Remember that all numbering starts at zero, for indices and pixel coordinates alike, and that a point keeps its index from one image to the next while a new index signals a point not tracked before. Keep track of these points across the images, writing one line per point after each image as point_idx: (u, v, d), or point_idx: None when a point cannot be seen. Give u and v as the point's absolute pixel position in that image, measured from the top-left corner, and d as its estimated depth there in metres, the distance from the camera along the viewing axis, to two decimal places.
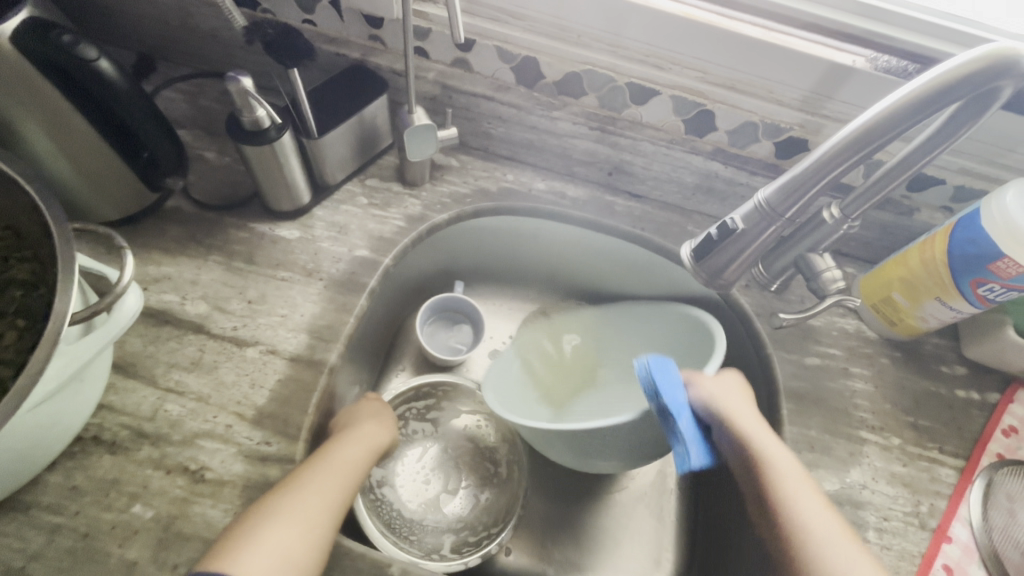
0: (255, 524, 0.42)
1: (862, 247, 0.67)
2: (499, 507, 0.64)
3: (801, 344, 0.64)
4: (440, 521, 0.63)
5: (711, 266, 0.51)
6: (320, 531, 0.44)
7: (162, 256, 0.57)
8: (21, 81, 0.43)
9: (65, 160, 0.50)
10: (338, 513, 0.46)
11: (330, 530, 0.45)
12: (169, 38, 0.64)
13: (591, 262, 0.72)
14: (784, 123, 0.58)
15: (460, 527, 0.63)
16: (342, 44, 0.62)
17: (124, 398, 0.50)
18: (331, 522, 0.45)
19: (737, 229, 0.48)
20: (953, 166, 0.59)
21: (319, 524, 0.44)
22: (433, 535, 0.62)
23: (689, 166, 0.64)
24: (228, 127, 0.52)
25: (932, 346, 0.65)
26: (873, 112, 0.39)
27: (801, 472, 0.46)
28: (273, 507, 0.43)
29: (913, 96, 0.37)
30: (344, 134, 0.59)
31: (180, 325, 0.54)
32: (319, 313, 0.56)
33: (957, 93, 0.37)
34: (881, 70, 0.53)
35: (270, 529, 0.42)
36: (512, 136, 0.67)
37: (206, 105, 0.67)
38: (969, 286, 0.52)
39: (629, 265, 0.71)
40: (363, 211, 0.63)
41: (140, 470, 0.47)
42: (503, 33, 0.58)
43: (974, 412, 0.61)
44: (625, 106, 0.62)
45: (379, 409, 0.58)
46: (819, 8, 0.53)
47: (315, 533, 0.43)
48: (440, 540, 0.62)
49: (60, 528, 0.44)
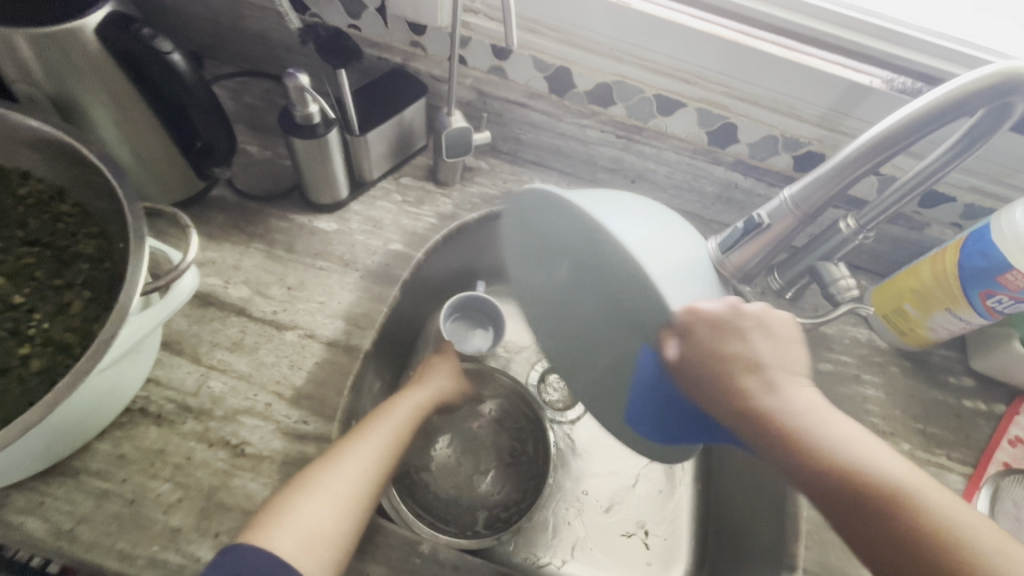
0: (302, 491, 0.45)
1: (873, 259, 0.70)
2: (528, 485, 0.65)
3: (815, 350, 0.66)
4: (474, 499, 0.64)
5: (736, 264, 0.50)
6: (363, 497, 0.47)
7: (207, 242, 0.59)
8: (97, 69, 0.46)
9: (126, 146, 0.53)
10: (377, 477, 0.49)
11: (371, 495, 0.48)
12: (218, 38, 0.68)
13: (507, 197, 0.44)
14: (803, 138, 0.62)
15: (490, 504, 0.64)
16: (385, 49, 0.65)
17: (170, 373, 0.52)
18: (373, 484, 0.49)
19: (763, 224, 0.49)
20: (963, 184, 0.62)
21: (358, 491, 0.47)
22: (468, 511, 0.63)
23: (710, 176, 0.67)
24: (280, 120, 0.55)
25: (940, 357, 0.67)
26: (896, 118, 0.41)
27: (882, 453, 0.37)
28: (316, 477, 0.46)
29: (929, 107, 0.40)
30: (384, 133, 0.62)
31: (223, 307, 0.56)
32: (354, 301, 0.59)
33: (966, 108, 0.40)
34: (897, 90, 0.56)
35: (311, 497, 0.45)
36: (541, 142, 0.70)
37: (249, 101, 0.70)
38: (979, 298, 0.54)
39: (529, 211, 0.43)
40: (397, 208, 0.66)
41: (184, 443, 0.49)
42: (539, 44, 0.62)
43: (981, 422, 0.63)
44: (650, 117, 0.65)
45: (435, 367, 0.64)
46: (840, 30, 0.56)
47: (359, 500, 0.47)
48: (475, 516, 0.63)
49: (109, 493, 0.46)
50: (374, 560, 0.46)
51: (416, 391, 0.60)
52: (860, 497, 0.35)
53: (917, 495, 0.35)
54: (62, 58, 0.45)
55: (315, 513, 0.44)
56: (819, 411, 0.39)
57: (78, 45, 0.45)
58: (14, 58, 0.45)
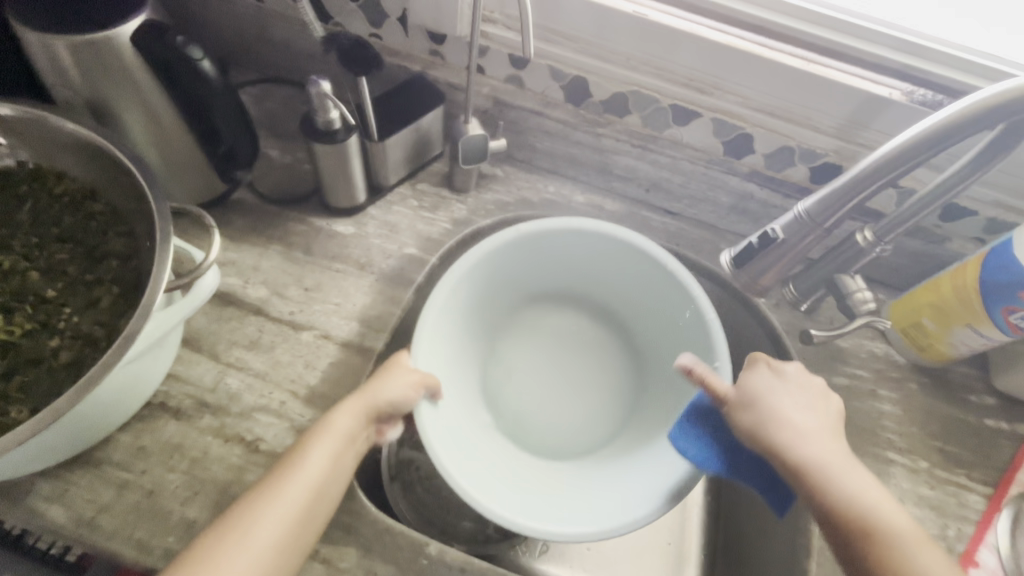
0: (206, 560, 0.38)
1: (891, 273, 0.69)
2: None
3: (829, 363, 0.65)
4: None
5: (749, 276, 0.55)
6: (282, 559, 0.40)
7: (229, 243, 0.61)
8: (128, 72, 0.48)
9: (155, 149, 0.55)
10: (296, 535, 0.41)
11: (288, 558, 0.41)
12: (245, 46, 0.70)
13: (534, 246, 0.61)
14: (820, 149, 0.61)
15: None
16: (405, 57, 0.67)
17: (189, 368, 0.54)
18: (289, 543, 0.41)
19: (777, 238, 0.50)
20: (985, 198, 0.61)
21: (273, 556, 0.40)
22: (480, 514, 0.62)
23: (725, 186, 0.67)
24: (303, 126, 0.56)
25: (961, 375, 0.66)
26: (916, 131, 0.41)
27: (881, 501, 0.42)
28: (222, 541, 0.39)
29: (950, 119, 0.40)
30: (403, 139, 0.63)
31: (241, 306, 0.58)
32: (369, 303, 0.60)
33: (990, 119, 0.40)
34: (916, 102, 0.55)
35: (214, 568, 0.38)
36: (556, 150, 0.71)
37: (272, 107, 0.71)
38: (1002, 313, 0.53)
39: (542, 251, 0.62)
40: (413, 213, 0.67)
41: (201, 437, 0.50)
42: (557, 53, 0.62)
43: (1002, 442, 0.62)
44: (666, 126, 0.65)
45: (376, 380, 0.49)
46: (861, 43, 0.56)
47: (268, 564, 0.40)
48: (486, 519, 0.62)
49: (129, 484, 0.47)
50: (382, 559, 0.47)
51: (350, 407, 0.48)
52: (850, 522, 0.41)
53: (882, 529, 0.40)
54: (96, 64, 0.47)
55: (229, 573, 0.38)
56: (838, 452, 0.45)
57: (112, 51, 0.47)
58: (53, 63, 0.47)
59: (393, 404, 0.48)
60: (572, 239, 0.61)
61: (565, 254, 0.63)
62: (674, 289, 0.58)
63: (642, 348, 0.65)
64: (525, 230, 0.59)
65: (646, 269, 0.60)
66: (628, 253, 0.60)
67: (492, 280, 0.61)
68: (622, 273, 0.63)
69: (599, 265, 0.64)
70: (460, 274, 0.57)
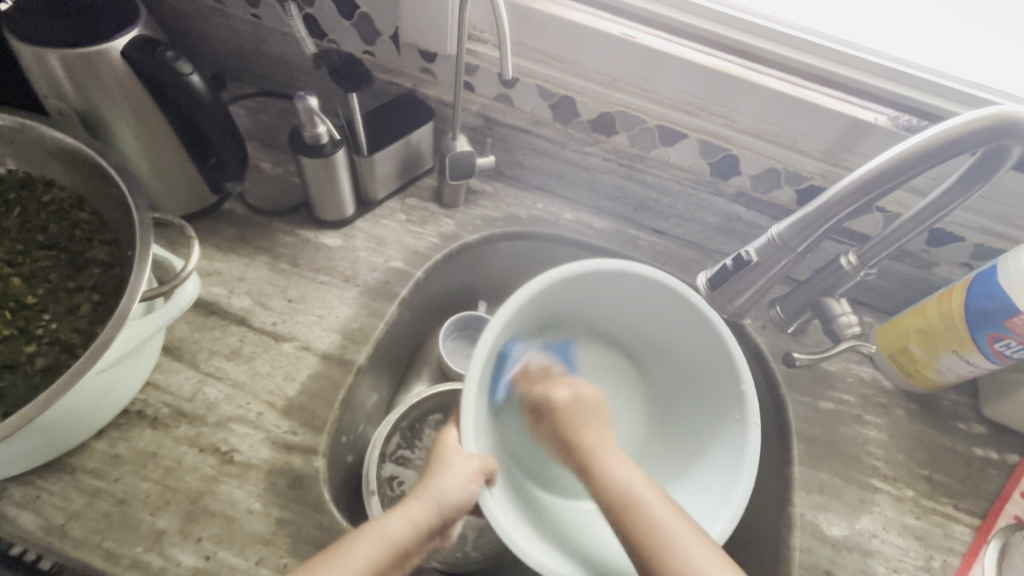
0: None
1: (880, 297, 0.69)
2: None
3: (815, 387, 0.65)
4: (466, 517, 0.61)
5: (723, 297, 0.56)
6: None
7: (215, 252, 0.62)
8: (121, 85, 0.50)
9: (146, 160, 0.56)
10: None
11: None
12: (242, 60, 0.71)
13: (547, 293, 0.55)
14: (806, 172, 0.61)
15: (481, 522, 0.61)
16: (397, 74, 0.68)
17: (168, 377, 0.54)
18: None
19: (751, 261, 0.51)
20: (972, 225, 0.61)
21: None
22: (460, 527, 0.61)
23: (712, 207, 0.67)
24: (291, 140, 0.57)
25: (950, 402, 0.65)
26: (884, 159, 0.41)
27: (645, 482, 0.45)
28: None
29: (918, 148, 0.39)
30: (392, 154, 0.64)
31: (224, 316, 0.58)
32: (352, 316, 0.60)
33: (961, 148, 0.39)
34: (903, 127, 0.56)
35: None
36: (545, 167, 0.71)
37: (266, 120, 0.72)
38: (987, 340, 0.52)
39: (553, 295, 0.55)
40: (401, 227, 0.67)
41: (176, 447, 0.50)
42: (544, 73, 0.63)
43: (992, 472, 0.61)
44: (653, 146, 0.66)
45: (444, 474, 0.45)
46: (844, 69, 0.56)
47: None
48: (465, 533, 0.60)
49: (101, 492, 0.48)
50: None
51: (414, 507, 0.44)
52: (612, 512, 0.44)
53: (633, 501, 0.43)
54: (89, 77, 0.49)
55: None
56: (608, 450, 0.50)
57: (105, 64, 0.48)
58: (48, 76, 0.49)
59: (457, 503, 0.44)
60: (605, 278, 0.55)
61: (589, 293, 0.58)
62: (699, 328, 0.54)
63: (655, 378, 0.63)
64: (557, 276, 0.53)
65: (675, 310, 0.55)
66: (650, 289, 0.55)
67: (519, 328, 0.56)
68: (639, 307, 0.58)
69: (620, 299, 0.58)
70: (497, 326, 0.51)
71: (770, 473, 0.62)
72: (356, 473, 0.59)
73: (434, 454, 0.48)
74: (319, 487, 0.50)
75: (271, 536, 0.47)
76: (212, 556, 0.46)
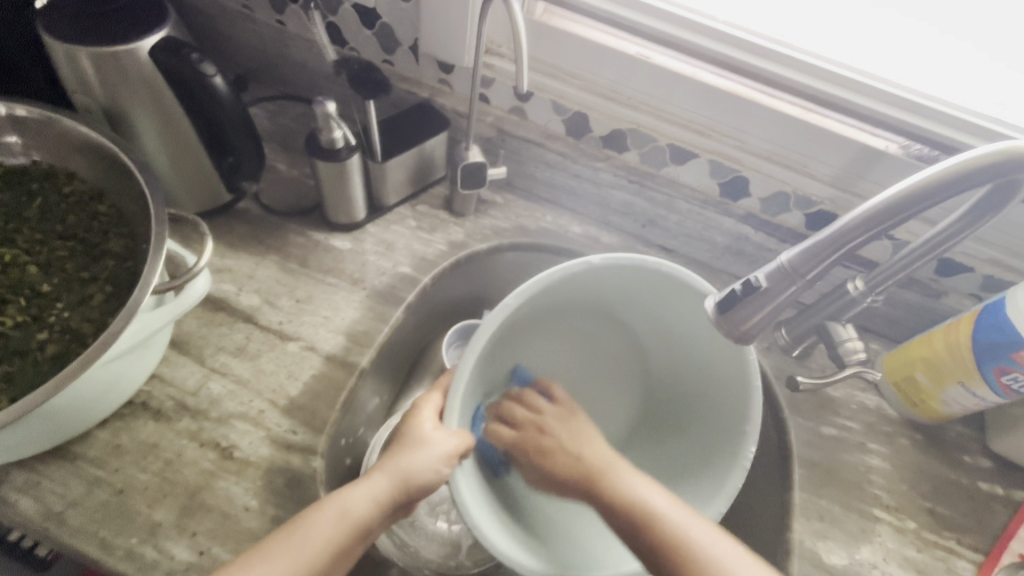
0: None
1: (887, 324, 0.69)
2: None
3: (819, 412, 0.64)
4: (460, 527, 0.61)
5: (737, 325, 0.45)
6: None
7: (227, 250, 0.63)
8: (147, 84, 0.51)
9: (165, 157, 0.57)
10: None
11: None
12: (265, 63, 0.73)
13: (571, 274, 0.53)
14: (815, 196, 0.62)
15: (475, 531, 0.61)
16: (415, 84, 0.69)
17: (173, 370, 0.55)
18: None
19: (761, 288, 0.44)
20: (980, 255, 0.61)
21: None
22: (453, 537, 0.60)
23: (720, 227, 0.68)
24: (307, 144, 0.58)
25: (956, 434, 0.64)
26: (908, 182, 0.38)
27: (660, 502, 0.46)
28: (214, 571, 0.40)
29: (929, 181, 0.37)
30: (405, 162, 0.65)
31: (232, 313, 0.59)
32: (358, 318, 0.60)
33: (969, 183, 0.38)
34: (914, 156, 0.57)
35: None
36: (555, 181, 0.72)
37: (284, 123, 0.73)
38: (994, 373, 0.52)
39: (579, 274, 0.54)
40: (411, 233, 0.68)
41: (177, 440, 0.51)
42: (558, 88, 0.64)
43: (997, 507, 0.60)
44: (664, 164, 0.66)
45: (412, 450, 0.47)
46: (858, 96, 0.57)
47: None
48: (459, 542, 0.60)
49: (100, 481, 0.48)
50: None
51: (385, 479, 0.47)
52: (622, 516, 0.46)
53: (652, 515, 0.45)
54: (116, 74, 0.50)
55: None
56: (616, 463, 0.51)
57: (133, 62, 0.50)
58: (77, 71, 0.50)
59: (422, 481, 0.46)
60: (634, 271, 0.54)
61: (618, 284, 0.57)
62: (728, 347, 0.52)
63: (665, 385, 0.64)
64: (597, 263, 0.51)
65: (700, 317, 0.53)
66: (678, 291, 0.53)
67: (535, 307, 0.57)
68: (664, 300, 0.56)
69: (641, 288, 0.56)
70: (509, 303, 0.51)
71: (769, 497, 0.62)
72: (353, 476, 0.59)
73: (410, 424, 0.50)
74: (315, 488, 0.50)
75: (266, 534, 0.47)
76: (206, 551, 0.46)
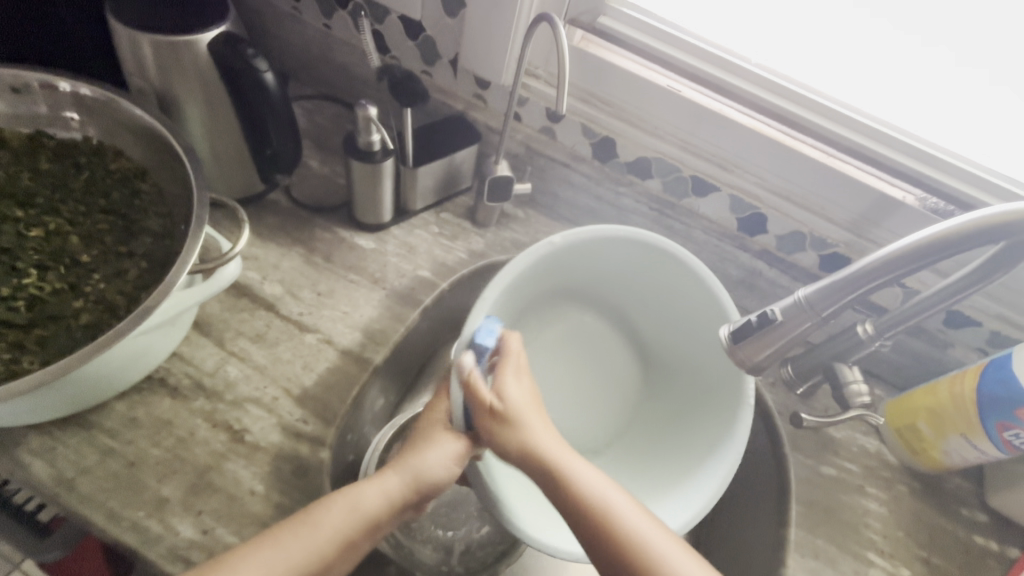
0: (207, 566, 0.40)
1: (892, 370, 0.69)
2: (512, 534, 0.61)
3: (819, 451, 0.65)
4: (455, 534, 0.61)
5: (751, 355, 0.47)
6: None
7: (255, 239, 0.64)
8: (202, 74, 0.54)
9: (208, 144, 0.59)
10: None
11: None
12: (308, 63, 0.75)
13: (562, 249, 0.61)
14: (830, 239, 0.63)
15: (471, 539, 0.60)
16: (451, 96, 0.71)
17: (193, 350, 0.56)
18: None
19: (776, 321, 0.45)
20: (989, 311, 0.62)
21: None
22: (448, 543, 0.60)
23: (735, 261, 0.70)
24: (345, 144, 0.60)
25: (955, 486, 0.64)
26: (918, 237, 0.39)
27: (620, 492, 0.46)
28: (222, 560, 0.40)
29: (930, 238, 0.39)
30: (435, 170, 0.67)
31: (254, 300, 0.60)
32: (375, 316, 0.62)
33: (969, 244, 0.39)
34: (929, 209, 0.58)
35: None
36: (578, 201, 0.74)
37: (320, 121, 0.76)
38: (996, 428, 0.52)
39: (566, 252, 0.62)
40: (433, 239, 0.70)
41: (191, 418, 0.52)
42: (589, 113, 0.66)
43: (991, 562, 0.60)
44: (685, 195, 0.68)
45: (422, 446, 0.49)
46: (879, 146, 0.59)
47: None
48: (454, 548, 0.60)
49: (113, 452, 0.49)
50: None
51: (392, 475, 0.47)
52: (581, 519, 0.44)
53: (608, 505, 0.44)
54: (173, 61, 0.52)
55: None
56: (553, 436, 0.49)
57: (191, 52, 0.52)
58: (136, 56, 0.53)
59: (433, 479, 0.48)
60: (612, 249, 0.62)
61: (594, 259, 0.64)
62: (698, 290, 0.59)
63: (652, 339, 0.66)
64: (558, 240, 0.60)
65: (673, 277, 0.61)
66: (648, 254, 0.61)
67: (520, 288, 0.62)
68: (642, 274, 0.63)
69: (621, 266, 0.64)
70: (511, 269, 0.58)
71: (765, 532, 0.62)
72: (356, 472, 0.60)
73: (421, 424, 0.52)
74: (321, 478, 0.51)
75: (269, 519, 0.48)
76: (209, 531, 0.47)
